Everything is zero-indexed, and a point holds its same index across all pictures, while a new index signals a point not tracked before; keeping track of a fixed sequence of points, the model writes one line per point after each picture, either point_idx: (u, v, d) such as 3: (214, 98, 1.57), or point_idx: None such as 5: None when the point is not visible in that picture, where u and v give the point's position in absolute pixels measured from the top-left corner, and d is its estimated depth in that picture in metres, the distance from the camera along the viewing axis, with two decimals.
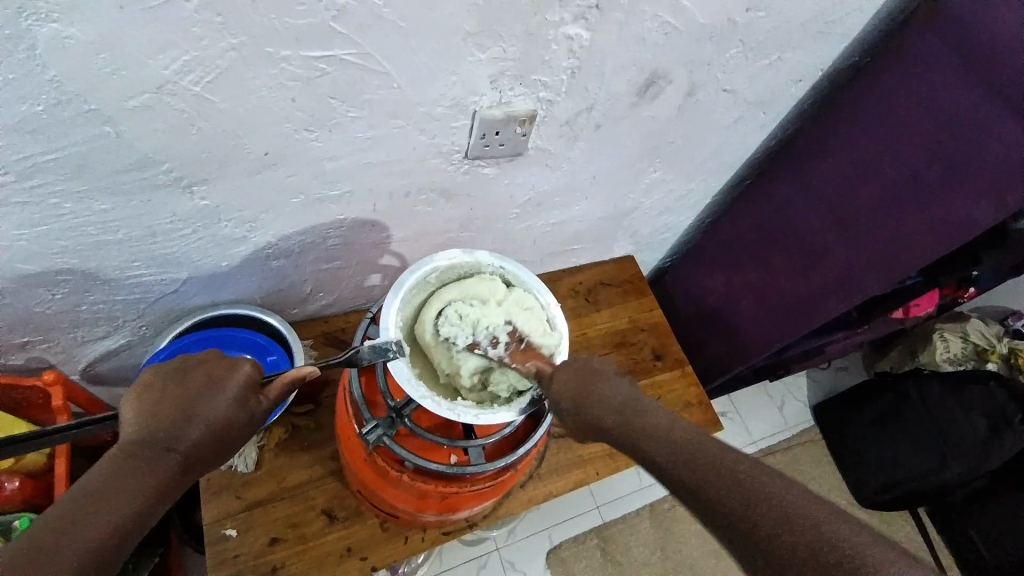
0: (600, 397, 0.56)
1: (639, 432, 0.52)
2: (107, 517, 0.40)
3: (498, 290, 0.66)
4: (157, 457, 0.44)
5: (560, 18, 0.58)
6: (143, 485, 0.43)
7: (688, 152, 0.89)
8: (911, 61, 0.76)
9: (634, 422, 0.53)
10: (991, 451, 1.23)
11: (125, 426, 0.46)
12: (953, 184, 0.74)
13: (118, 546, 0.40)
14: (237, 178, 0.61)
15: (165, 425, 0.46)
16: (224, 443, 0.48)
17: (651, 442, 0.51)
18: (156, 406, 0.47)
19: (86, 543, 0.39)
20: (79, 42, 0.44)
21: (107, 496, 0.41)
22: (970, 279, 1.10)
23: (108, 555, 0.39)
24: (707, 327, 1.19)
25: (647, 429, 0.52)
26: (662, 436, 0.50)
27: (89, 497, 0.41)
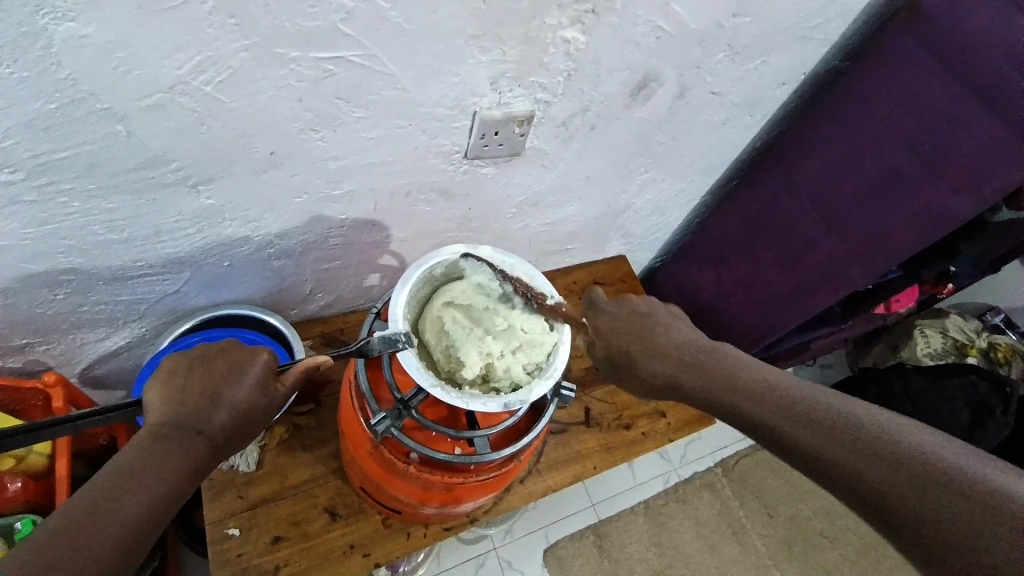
0: (683, 363, 0.61)
1: (707, 378, 0.60)
2: (142, 495, 0.44)
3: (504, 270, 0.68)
4: (186, 440, 0.49)
5: (558, 22, 0.60)
6: (176, 462, 0.47)
7: (678, 152, 0.92)
8: (888, 62, 0.79)
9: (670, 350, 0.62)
10: (976, 437, 1.28)
11: (154, 410, 0.50)
12: (931, 178, 0.78)
13: (159, 516, 0.45)
14: (242, 177, 0.62)
15: (192, 410, 0.50)
16: (246, 427, 0.53)
17: (778, 425, 0.54)
18: (184, 392, 0.51)
19: (127, 516, 0.43)
20: (94, 41, 0.45)
21: (142, 475, 0.45)
22: (948, 275, 1.15)
23: (146, 526, 0.44)
24: (697, 324, 1.22)
25: (761, 404, 0.56)
26: (788, 411, 0.54)
27: (130, 473, 0.45)
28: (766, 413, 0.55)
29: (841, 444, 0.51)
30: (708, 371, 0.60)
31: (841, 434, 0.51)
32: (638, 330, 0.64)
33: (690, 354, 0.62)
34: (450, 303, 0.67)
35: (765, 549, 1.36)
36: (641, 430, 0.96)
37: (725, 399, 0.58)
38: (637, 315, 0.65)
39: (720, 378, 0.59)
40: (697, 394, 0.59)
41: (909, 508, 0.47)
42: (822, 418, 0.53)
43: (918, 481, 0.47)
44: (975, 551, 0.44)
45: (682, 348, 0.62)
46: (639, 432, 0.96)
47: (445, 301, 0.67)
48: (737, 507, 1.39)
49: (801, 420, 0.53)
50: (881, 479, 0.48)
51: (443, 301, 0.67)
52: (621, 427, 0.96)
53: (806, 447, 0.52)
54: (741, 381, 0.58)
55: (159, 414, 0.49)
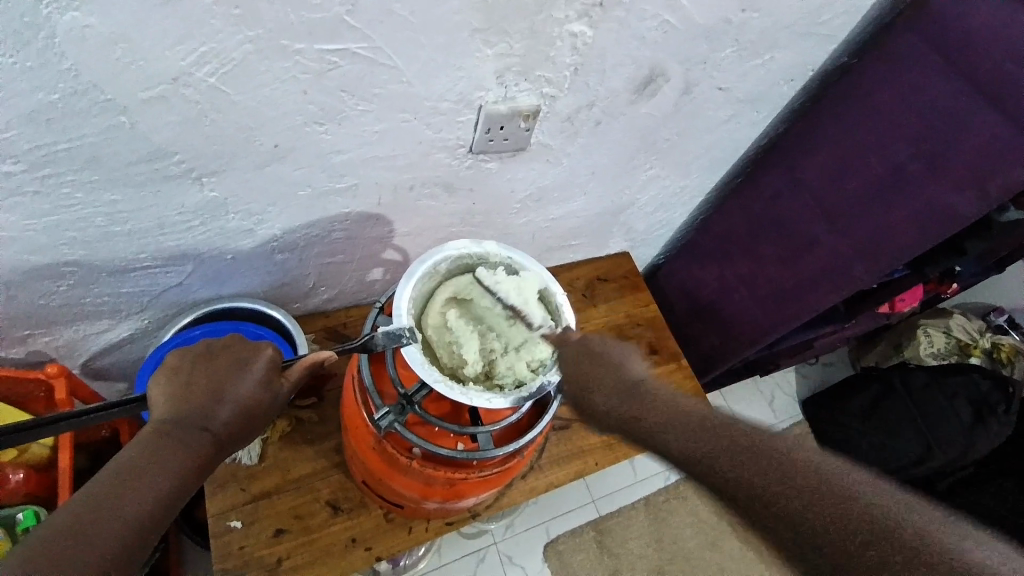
0: (632, 400, 0.61)
1: (620, 393, 0.62)
2: (146, 491, 0.44)
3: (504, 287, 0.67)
4: (191, 436, 0.49)
5: (565, 15, 0.59)
6: (180, 458, 0.47)
7: (683, 148, 0.91)
8: (894, 58, 0.78)
9: (599, 376, 0.64)
10: (978, 434, 1.28)
11: (158, 407, 0.50)
12: (934, 176, 0.77)
13: (163, 512, 0.45)
14: (245, 170, 0.62)
15: (197, 406, 0.50)
16: (251, 422, 0.53)
17: (719, 457, 0.51)
18: (188, 388, 0.51)
19: (130, 513, 0.43)
20: (97, 32, 0.44)
21: (146, 471, 0.45)
22: (953, 274, 1.14)
23: (150, 522, 0.43)
24: (700, 322, 1.22)
25: (701, 439, 0.53)
26: (727, 448, 0.51)
27: (133, 470, 0.45)
28: (704, 448, 0.52)
29: (730, 456, 0.50)
30: (655, 409, 0.58)
31: (778, 470, 0.48)
32: (595, 367, 0.65)
33: (638, 390, 0.62)
34: (454, 299, 0.67)
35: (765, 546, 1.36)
36: None
37: (666, 436, 0.55)
38: (595, 350, 0.67)
39: (665, 414, 0.57)
40: (640, 432, 0.58)
41: (786, 511, 0.45)
42: (713, 429, 0.54)
43: (857, 521, 0.43)
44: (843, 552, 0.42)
45: (633, 386, 0.62)
46: None
47: (448, 296, 0.67)
48: None
49: (739, 454, 0.50)
50: (817, 517, 0.44)
51: (446, 296, 0.67)
52: None
53: (742, 479, 0.48)
54: (684, 416, 0.56)
55: (162, 411, 0.49)
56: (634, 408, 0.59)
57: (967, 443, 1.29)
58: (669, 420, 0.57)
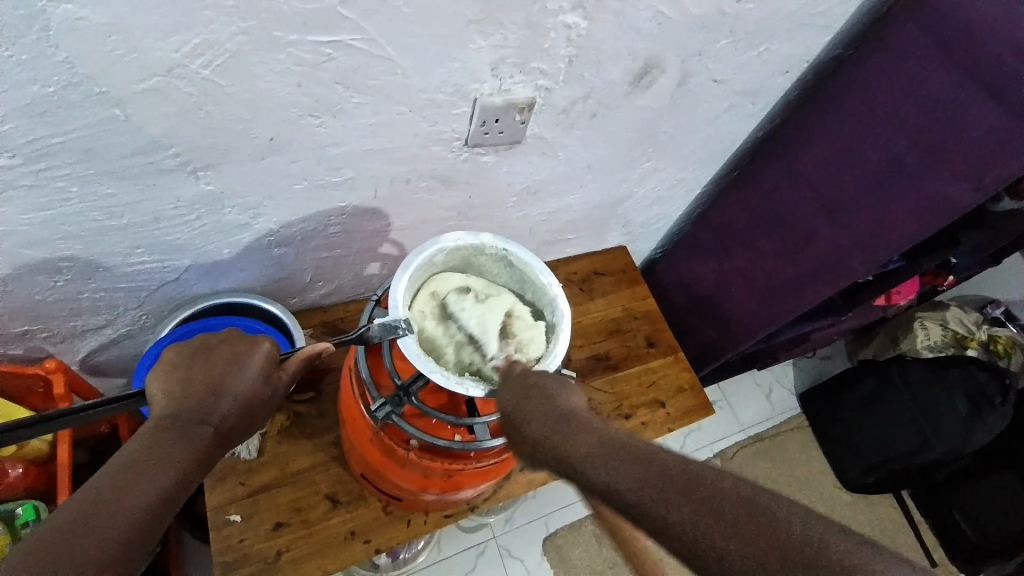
0: (561, 425, 0.51)
1: (548, 417, 0.53)
2: (152, 484, 0.44)
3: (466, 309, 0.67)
4: (193, 430, 0.49)
5: (560, 6, 0.60)
6: (184, 451, 0.47)
7: (679, 141, 0.91)
8: (892, 49, 0.78)
9: (532, 403, 0.55)
10: (973, 428, 1.26)
11: (157, 403, 0.50)
12: (931, 168, 0.78)
13: (169, 505, 0.44)
14: (241, 163, 0.62)
15: (197, 401, 0.50)
16: (251, 415, 0.53)
17: (640, 485, 0.42)
18: (186, 384, 0.51)
19: (138, 506, 0.42)
20: (90, 24, 0.44)
21: (150, 465, 0.45)
22: (949, 266, 1.14)
23: (158, 515, 0.43)
24: (697, 315, 1.22)
25: (624, 467, 0.44)
26: (649, 476, 0.42)
27: (137, 464, 0.44)
28: (623, 477, 0.43)
29: (659, 487, 0.41)
30: (581, 434, 0.49)
31: (704, 500, 0.39)
32: (526, 392, 0.57)
33: (568, 414, 0.53)
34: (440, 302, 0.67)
35: None
36: (640, 420, 0.98)
37: (585, 464, 0.46)
38: (529, 375, 0.59)
39: (588, 437, 0.48)
40: (561, 459, 0.49)
41: (720, 557, 0.37)
42: (644, 454, 0.44)
43: (793, 564, 0.35)
44: None
45: (561, 412, 0.53)
46: (638, 422, 0.98)
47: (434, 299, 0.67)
48: None
49: (665, 482, 0.41)
50: (748, 558, 0.36)
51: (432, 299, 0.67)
52: (620, 418, 0.97)
53: (670, 520, 0.39)
54: (611, 440, 0.47)
55: (161, 407, 0.49)
56: (557, 432, 0.50)
57: (962, 437, 1.27)
58: (597, 445, 0.47)
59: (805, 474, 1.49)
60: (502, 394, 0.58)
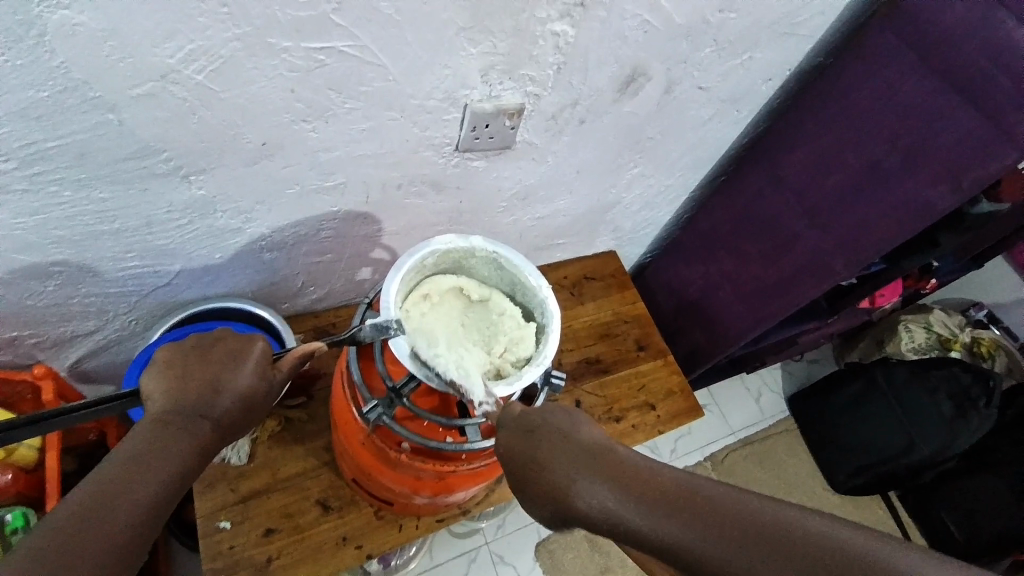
0: (583, 469, 0.50)
1: (565, 455, 0.51)
2: (150, 484, 0.45)
3: (433, 322, 0.66)
4: (190, 429, 0.49)
5: (548, 15, 0.61)
6: (180, 450, 0.48)
7: (666, 147, 0.93)
8: (870, 57, 0.81)
9: (546, 439, 0.54)
10: (959, 429, 1.28)
11: (152, 398, 0.50)
12: (911, 171, 0.80)
13: (167, 503, 0.46)
14: (234, 168, 0.62)
15: (193, 399, 0.51)
16: (248, 411, 0.54)
17: (708, 538, 0.42)
18: (182, 381, 0.51)
19: (137, 505, 0.43)
20: (86, 29, 0.45)
21: (146, 466, 0.45)
22: (931, 269, 1.17)
23: (156, 514, 0.44)
24: (685, 319, 1.23)
25: (682, 520, 0.44)
26: (715, 527, 0.43)
27: (133, 466, 0.45)
28: (673, 529, 0.44)
29: (717, 536, 0.42)
30: (619, 485, 0.48)
31: (771, 545, 0.41)
32: (536, 436, 0.54)
33: (591, 454, 0.51)
34: (427, 305, 0.68)
35: None
36: (631, 422, 0.98)
37: (640, 521, 0.45)
38: (529, 417, 0.56)
39: (627, 483, 0.48)
40: (608, 520, 0.47)
41: None
42: (687, 496, 0.45)
43: None
44: None
45: (580, 448, 0.52)
46: (629, 424, 0.98)
47: (422, 301, 0.68)
48: None
49: (731, 534, 0.42)
50: None
51: (419, 301, 0.67)
52: (611, 421, 0.98)
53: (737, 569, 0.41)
54: (653, 488, 0.47)
55: (160, 403, 0.49)
56: (579, 475, 0.49)
57: (947, 436, 1.29)
58: (629, 489, 0.47)
59: (795, 477, 1.50)
60: (503, 436, 0.56)
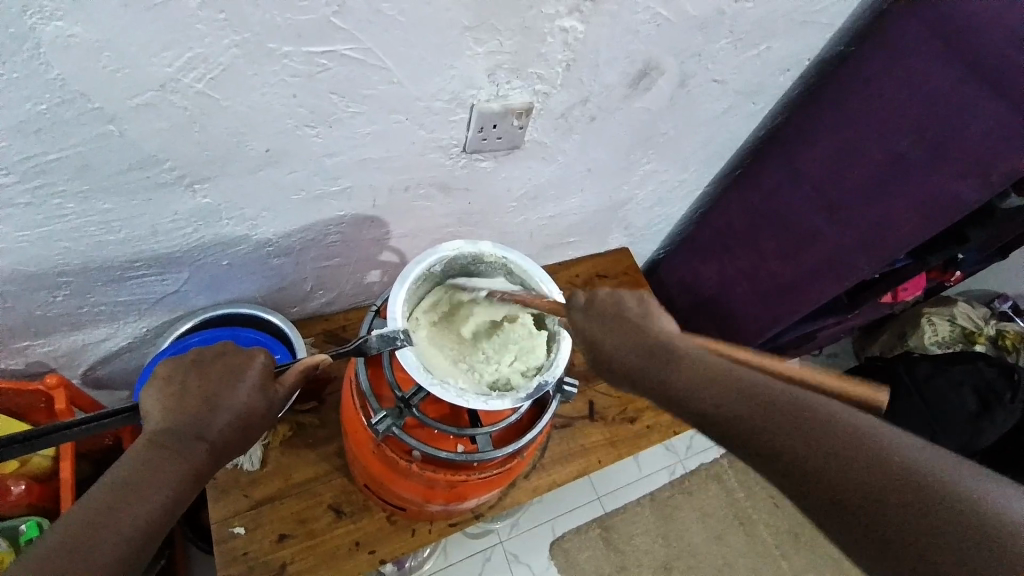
0: (605, 326, 0.55)
1: (602, 316, 0.55)
2: (145, 504, 0.45)
3: (429, 343, 0.66)
4: (187, 446, 0.49)
5: (556, 10, 0.59)
6: (177, 469, 0.48)
7: (679, 143, 0.90)
8: (894, 47, 0.77)
9: (588, 306, 0.57)
10: (983, 425, 1.26)
11: (151, 415, 0.50)
12: (935, 165, 0.77)
13: (166, 520, 0.46)
14: (238, 176, 0.61)
15: (190, 417, 0.50)
16: (249, 428, 0.53)
17: (863, 498, 0.39)
18: (181, 398, 0.51)
19: (131, 525, 0.44)
20: (82, 41, 0.44)
21: (143, 485, 0.46)
22: (955, 262, 1.12)
23: (154, 530, 0.45)
24: (698, 315, 1.21)
25: (685, 373, 0.49)
26: (718, 377, 0.48)
27: (128, 483, 0.45)
28: (681, 379, 0.49)
29: (720, 390, 0.47)
30: (623, 327, 0.54)
31: (780, 416, 0.44)
32: (662, 365, 0.50)
33: (719, 375, 0.48)
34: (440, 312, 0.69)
35: (772, 538, 1.35)
36: (644, 424, 0.96)
37: (639, 356, 0.52)
38: (651, 334, 0.52)
39: (698, 370, 0.48)
40: (614, 361, 0.53)
41: (776, 445, 0.43)
42: (694, 361, 0.49)
43: (846, 452, 0.41)
44: (832, 476, 0.40)
45: (609, 311, 0.56)
46: (643, 426, 0.95)
47: (433, 309, 0.69)
48: (744, 499, 1.37)
49: (727, 389, 0.46)
50: (804, 447, 0.42)
51: (431, 308, 0.69)
52: (625, 422, 0.94)
53: (737, 420, 0.45)
54: (651, 344, 0.52)
55: (156, 423, 0.49)
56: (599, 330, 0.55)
57: (972, 434, 1.27)
58: (645, 345, 0.52)
59: None
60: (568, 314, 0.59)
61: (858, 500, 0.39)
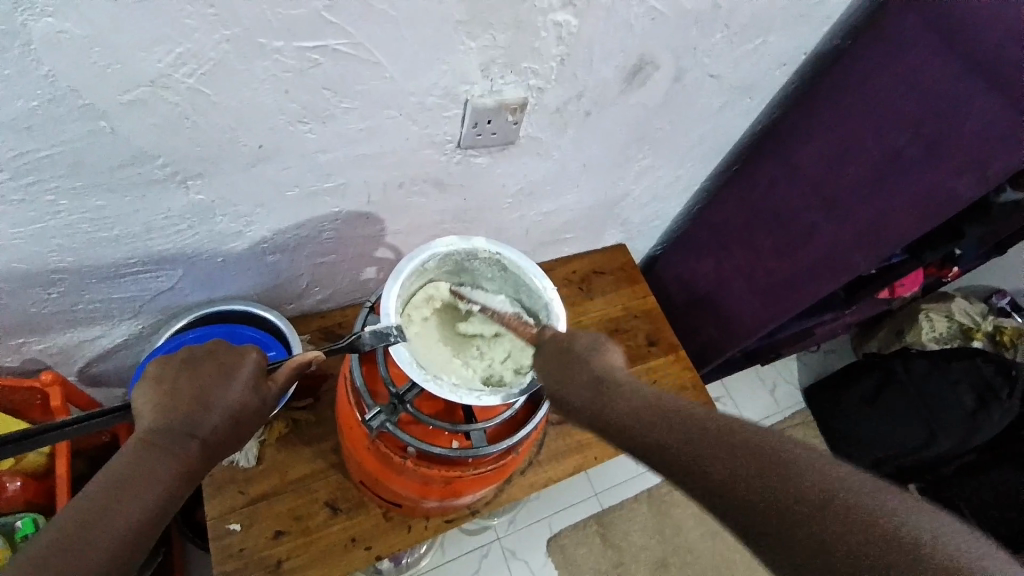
0: (556, 361, 0.59)
1: (556, 354, 0.60)
2: (138, 503, 0.45)
3: (422, 338, 0.66)
4: (180, 445, 0.49)
5: (549, 5, 0.59)
6: (170, 468, 0.48)
7: (674, 138, 0.90)
8: (891, 42, 0.77)
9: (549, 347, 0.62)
10: (980, 422, 1.27)
11: (144, 413, 0.50)
12: (931, 161, 0.76)
13: (159, 519, 0.46)
14: (231, 172, 0.61)
15: (182, 415, 0.50)
16: (243, 425, 0.53)
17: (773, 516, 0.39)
18: (173, 397, 0.51)
19: (124, 525, 0.43)
20: (71, 36, 0.44)
21: (135, 484, 0.45)
22: (952, 258, 1.12)
23: (147, 528, 0.45)
24: (695, 311, 1.21)
25: (624, 400, 0.52)
26: (656, 406, 0.50)
27: (120, 483, 0.45)
28: (617, 406, 0.51)
29: (650, 416, 0.49)
30: (575, 362, 0.58)
31: (704, 434, 0.45)
32: (606, 394, 0.53)
33: (658, 405, 0.50)
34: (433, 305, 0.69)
35: None
36: None
37: (587, 389, 0.55)
38: (597, 368, 0.56)
39: (637, 400, 0.51)
40: (559, 391, 0.57)
41: (696, 461, 0.43)
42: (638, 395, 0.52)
43: (762, 464, 0.41)
44: (748, 491, 0.40)
45: (562, 348, 0.60)
46: None
47: (427, 301, 0.69)
48: None
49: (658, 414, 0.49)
50: (724, 461, 0.42)
51: (425, 301, 0.69)
52: None
53: (661, 439, 0.46)
54: (596, 376, 0.56)
55: (149, 421, 0.49)
56: (551, 364, 0.59)
57: (969, 430, 1.28)
58: (588, 376, 0.56)
59: None
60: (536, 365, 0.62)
61: (768, 512, 0.39)
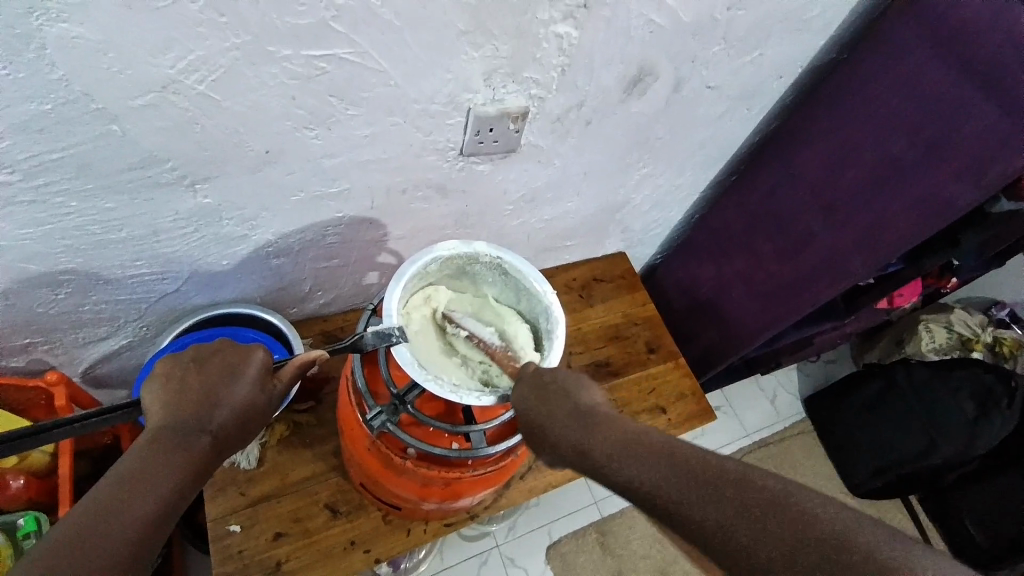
0: (536, 392, 0.59)
1: (536, 385, 0.60)
2: (148, 498, 0.45)
3: (423, 337, 0.67)
4: (189, 440, 0.50)
5: (550, 16, 0.60)
6: (179, 463, 0.48)
7: (673, 147, 0.91)
8: (889, 49, 0.79)
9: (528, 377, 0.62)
10: (980, 430, 1.25)
11: (152, 411, 0.51)
12: (931, 163, 0.77)
13: (169, 515, 0.46)
14: (237, 176, 0.62)
15: (190, 412, 0.51)
16: (249, 423, 0.54)
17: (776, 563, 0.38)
18: (181, 395, 0.52)
19: (134, 520, 0.43)
20: (85, 42, 0.45)
21: (144, 479, 0.45)
22: (950, 268, 1.13)
23: (157, 524, 0.44)
24: (695, 319, 1.22)
25: (605, 438, 0.52)
26: (636, 443, 0.50)
27: (128, 478, 0.45)
28: (599, 444, 0.51)
29: (630, 453, 0.49)
30: (555, 395, 0.58)
31: (685, 472, 0.45)
32: (590, 429, 0.53)
33: (642, 440, 0.50)
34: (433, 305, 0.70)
35: None
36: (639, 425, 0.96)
37: (568, 424, 0.55)
38: (576, 403, 0.57)
39: (618, 438, 0.51)
40: (541, 425, 0.57)
41: (681, 502, 0.43)
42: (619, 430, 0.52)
43: (745, 499, 0.41)
44: (734, 531, 0.40)
45: (540, 381, 0.60)
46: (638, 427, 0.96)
47: (427, 300, 0.70)
48: None
49: (638, 450, 0.49)
50: (707, 499, 0.42)
51: (426, 300, 0.70)
52: None
53: (644, 479, 0.46)
54: (577, 410, 0.56)
55: (156, 420, 0.50)
56: (530, 396, 0.59)
57: (969, 438, 1.26)
58: (567, 413, 0.56)
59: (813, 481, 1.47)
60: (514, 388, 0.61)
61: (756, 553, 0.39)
